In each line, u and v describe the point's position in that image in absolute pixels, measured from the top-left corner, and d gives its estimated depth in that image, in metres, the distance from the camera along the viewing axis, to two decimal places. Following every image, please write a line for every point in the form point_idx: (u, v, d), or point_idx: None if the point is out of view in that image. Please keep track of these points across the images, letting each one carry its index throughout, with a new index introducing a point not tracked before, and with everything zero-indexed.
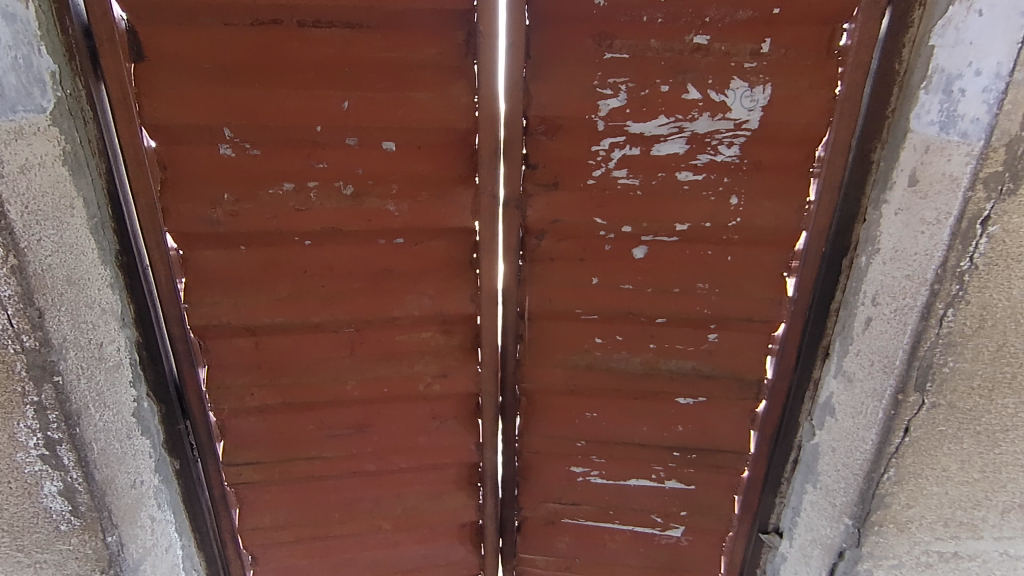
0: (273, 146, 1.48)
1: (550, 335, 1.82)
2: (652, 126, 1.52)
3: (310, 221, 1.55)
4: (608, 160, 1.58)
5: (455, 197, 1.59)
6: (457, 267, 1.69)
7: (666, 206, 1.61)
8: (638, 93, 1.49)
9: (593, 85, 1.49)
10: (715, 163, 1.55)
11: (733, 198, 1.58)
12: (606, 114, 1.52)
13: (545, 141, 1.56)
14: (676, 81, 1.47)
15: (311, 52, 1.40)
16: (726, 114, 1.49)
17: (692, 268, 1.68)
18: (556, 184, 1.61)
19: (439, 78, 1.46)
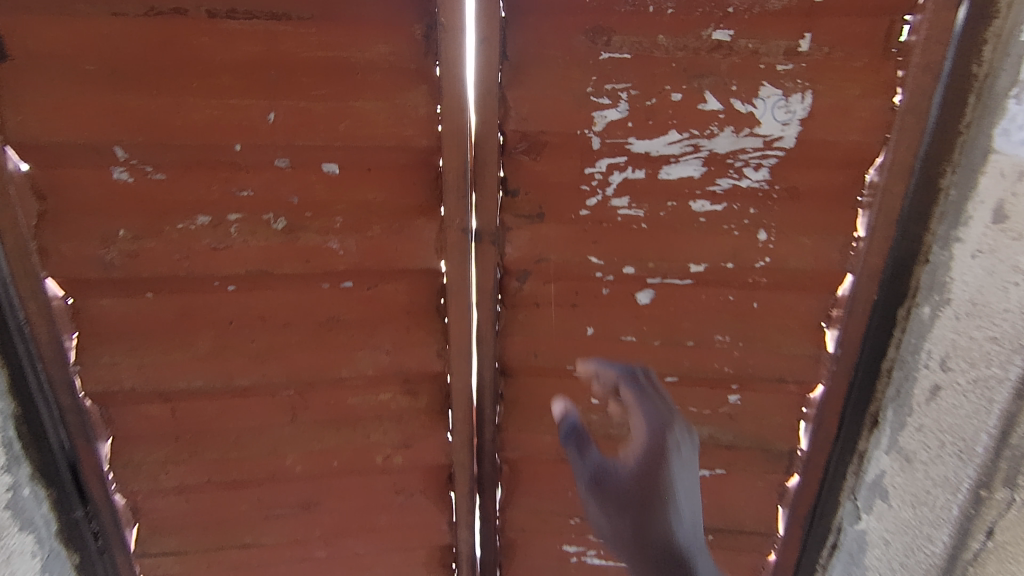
0: (181, 169, 1.16)
1: (537, 394, 1.51)
2: (661, 144, 1.22)
3: (232, 263, 1.23)
4: (605, 185, 1.27)
5: (416, 231, 1.28)
6: (420, 315, 1.38)
7: (678, 243, 1.30)
8: (642, 102, 1.19)
9: (587, 92, 1.19)
10: (740, 189, 1.25)
11: (761, 233, 1.27)
12: (603, 128, 1.21)
13: (527, 162, 1.26)
14: (690, 87, 1.17)
15: (225, 49, 1.09)
16: (753, 129, 1.18)
17: (709, 318, 1.37)
18: (542, 215, 1.31)
19: (392, 84, 1.16)
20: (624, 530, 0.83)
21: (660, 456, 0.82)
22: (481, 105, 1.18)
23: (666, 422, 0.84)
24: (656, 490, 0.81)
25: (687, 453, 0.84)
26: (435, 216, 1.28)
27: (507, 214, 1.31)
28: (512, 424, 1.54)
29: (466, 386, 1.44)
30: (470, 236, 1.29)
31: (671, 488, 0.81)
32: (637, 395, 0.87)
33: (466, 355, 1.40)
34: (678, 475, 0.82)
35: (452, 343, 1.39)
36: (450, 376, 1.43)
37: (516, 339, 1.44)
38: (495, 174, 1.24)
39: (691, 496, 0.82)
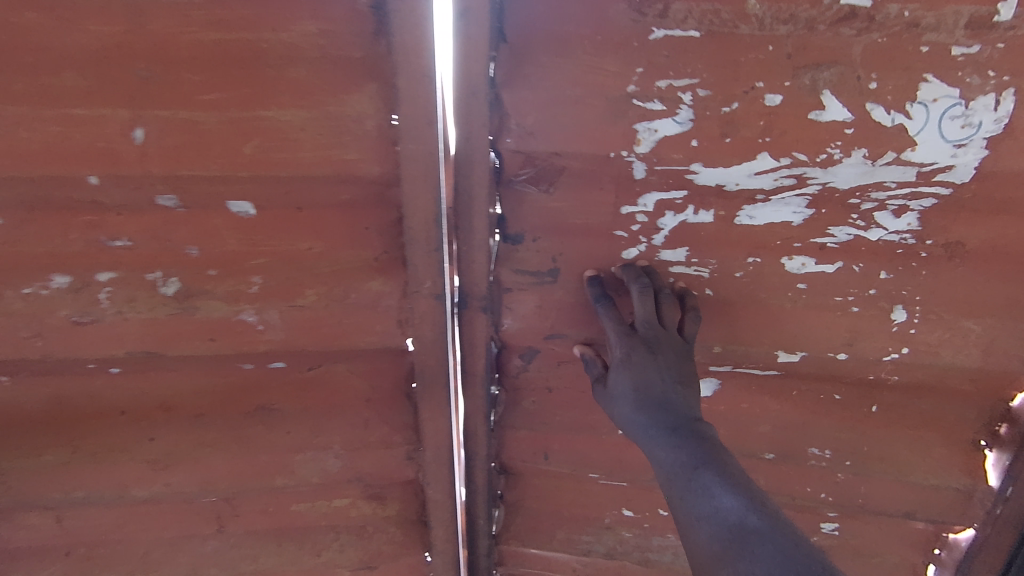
0: (13, 211, 0.78)
1: (549, 499, 1.17)
2: (743, 174, 0.79)
3: (110, 343, 0.86)
4: (651, 231, 0.87)
5: (372, 297, 0.88)
6: (385, 405, 0.99)
7: (758, 317, 0.91)
8: (717, 109, 0.75)
9: (628, 94, 0.75)
10: (864, 242, 0.83)
11: (899, 310, 0.86)
12: (651, 149, 0.79)
13: (535, 197, 0.85)
14: (798, 84, 0.72)
15: (54, 28, 0.69)
16: (902, 153, 0.74)
17: (798, 421, 0.98)
18: (555, 272, 0.91)
19: (320, 82, 0.75)
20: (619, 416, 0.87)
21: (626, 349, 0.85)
22: (463, 112, 0.76)
23: (641, 323, 0.87)
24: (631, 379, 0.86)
25: (663, 353, 0.86)
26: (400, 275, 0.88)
27: (505, 269, 0.91)
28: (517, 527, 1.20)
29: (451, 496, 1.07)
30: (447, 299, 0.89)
31: (643, 368, 0.85)
32: (606, 313, 0.89)
33: (446, 462, 1.02)
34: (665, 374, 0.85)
35: (427, 446, 1.00)
36: (425, 485, 1.06)
37: (518, 433, 1.08)
38: (487, 215, 0.83)
39: (671, 372, 0.85)
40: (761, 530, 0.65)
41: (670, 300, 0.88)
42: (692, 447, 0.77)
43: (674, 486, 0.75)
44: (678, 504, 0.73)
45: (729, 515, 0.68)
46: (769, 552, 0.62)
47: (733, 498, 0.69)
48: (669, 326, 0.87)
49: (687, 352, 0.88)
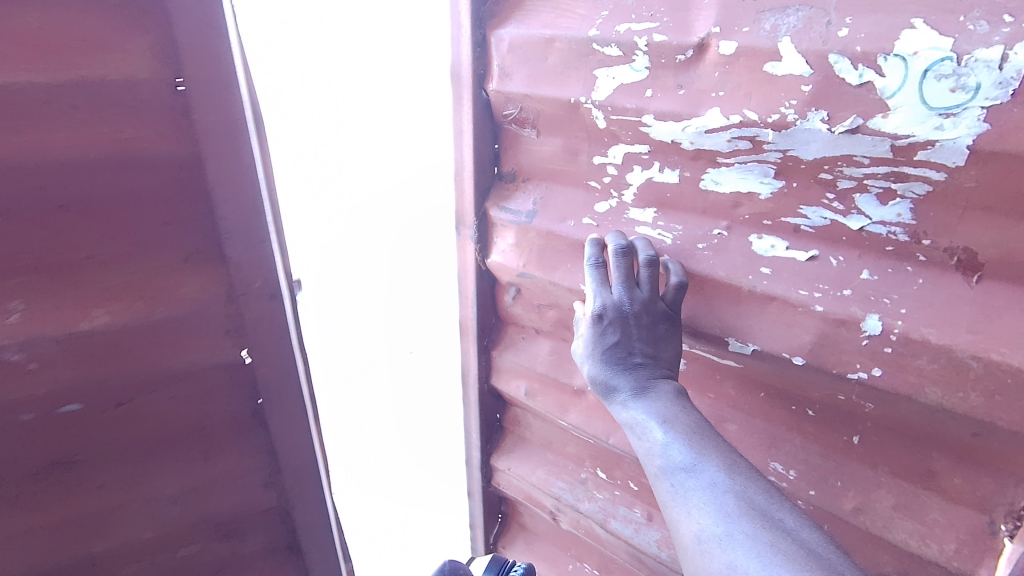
0: None
1: (537, 436, 1.24)
2: (695, 132, 0.72)
3: None
4: (621, 186, 0.84)
5: (191, 308, 0.92)
6: (222, 428, 1.07)
7: (719, 297, 0.79)
8: (672, 57, 0.70)
9: (589, 37, 0.76)
10: (844, 230, 0.67)
11: (874, 318, 0.67)
12: (610, 95, 0.77)
13: (525, 138, 0.92)
14: (757, 29, 0.64)
15: None
16: (874, 121, 0.59)
17: (764, 427, 0.85)
18: (534, 212, 0.94)
19: (91, 50, 0.72)
20: (597, 389, 0.82)
21: (599, 316, 0.79)
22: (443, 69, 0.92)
23: (619, 291, 0.79)
24: (610, 349, 0.79)
25: (644, 318, 0.78)
26: (219, 272, 0.92)
27: (492, 205, 0.99)
28: (500, 464, 1.29)
29: (315, 483, 1.17)
30: (272, 291, 0.96)
31: (621, 339, 0.78)
32: (591, 275, 0.82)
33: (310, 480, 1.17)
34: (644, 343, 0.78)
35: (286, 466, 1.14)
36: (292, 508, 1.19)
37: (506, 359, 1.15)
38: (480, 150, 0.95)
39: (650, 342, 0.79)
40: (734, 494, 0.64)
41: (652, 263, 0.79)
42: (661, 413, 0.74)
43: (648, 454, 0.73)
44: (653, 473, 0.72)
45: (700, 480, 0.66)
46: (742, 514, 0.62)
47: (705, 459, 0.68)
48: (651, 291, 0.80)
49: (671, 318, 0.80)
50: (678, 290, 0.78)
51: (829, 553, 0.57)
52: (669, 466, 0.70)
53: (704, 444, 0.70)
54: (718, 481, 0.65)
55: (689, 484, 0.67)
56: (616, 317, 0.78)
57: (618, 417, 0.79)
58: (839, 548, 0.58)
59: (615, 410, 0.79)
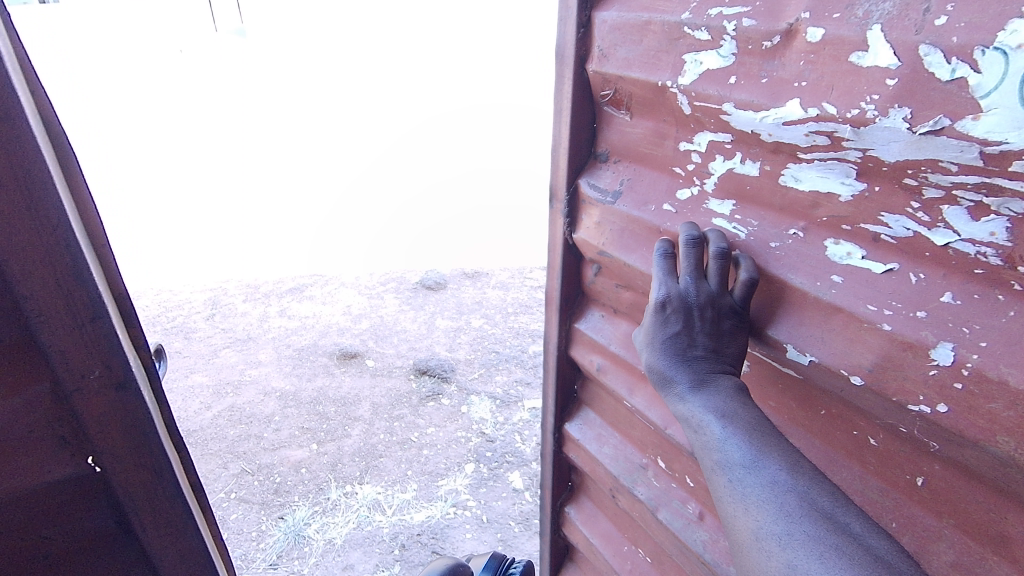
0: None
1: (612, 409, 1.52)
2: (776, 124, 0.90)
3: None
4: (703, 175, 1.07)
5: (25, 401, 1.11)
6: (67, 494, 1.24)
7: (798, 297, 0.94)
8: (759, 44, 0.91)
9: (682, 21, 1.00)
10: (929, 245, 0.78)
11: (947, 348, 0.76)
12: (696, 79, 1.00)
13: (622, 121, 1.22)
14: (848, 15, 0.80)
15: None
16: (966, 123, 0.70)
17: (825, 447, 0.97)
18: (619, 193, 1.24)
19: None
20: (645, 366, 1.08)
21: (665, 301, 1.01)
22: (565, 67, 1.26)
23: (687, 282, 1.01)
24: (672, 332, 1.01)
25: (706, 310, 0.98)
26: (43, 367, 1.12)
27: (584, 183, 1.33)
28: (573, 430, 1.65)
29: (189, 518, 1.36)
30: (98, 314, 1.11)
31: (682, 322, 1.00)
32: (660, 269, 1.05)
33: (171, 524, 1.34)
34: (702, 330, 0.98)
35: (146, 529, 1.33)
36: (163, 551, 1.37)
37: (584, 333, 1.48)
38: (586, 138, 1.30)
39: (709, 331, 0.99)
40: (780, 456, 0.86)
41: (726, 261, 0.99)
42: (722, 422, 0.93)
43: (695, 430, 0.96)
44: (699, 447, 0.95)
45: (748, 447, 0.88)
46: (792, 479, 0.83)
47: (765, 458, 0.86)
48: (717, 288, 1.00)
49: (729, 312, 0.99)
50: (747, 287, 0.97)
51: (896, 560, 0.73)
52: (731, 466, 0.88)
53: (764, 444, 0.88)
54: (777, 479, 0.84)
55: (749, 479, 0.86)
56: (680, 307, 1.00)
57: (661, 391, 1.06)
58: (907, 556, 0.74)
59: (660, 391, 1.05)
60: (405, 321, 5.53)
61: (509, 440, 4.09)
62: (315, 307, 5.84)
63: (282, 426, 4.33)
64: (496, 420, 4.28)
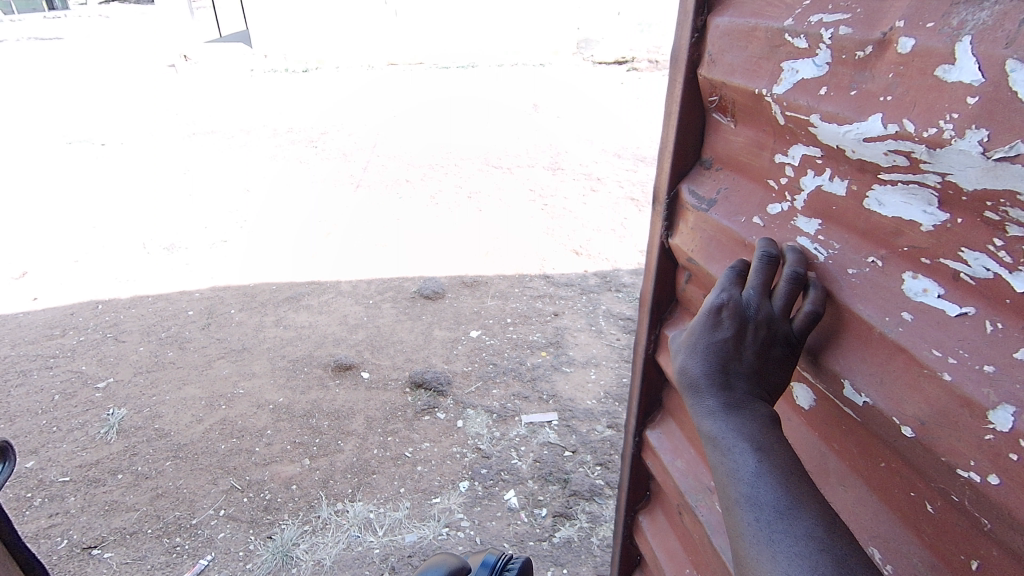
0: None
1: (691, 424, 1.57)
2: (859, 142, 0.95)
3: None
4: (794, 190, 1.14)
5: None
6: None
7: (869, 332, 0.97)
8: (852, 53, 0.95)
9: (783, 26, 1.07)
10: (1009, 293, 0.79)
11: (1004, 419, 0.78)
12: (791, 86, 1.07)
13: (726, 129, 1.32)
14: (942, 26, 0.82)
15: None
16: None
17: (881, 503, 1.03)
18: (712, 203, 1.35)
19: None
20: (674, 360, 1.23)
21: (723, 303, 1.13)
22: (679, 73, 1.37)
23: (751, 296, 1.11)
24: (721, 335, 1.13)
25: (759, 327, 1.08)
26: None
27: (685, 187, 1.44)
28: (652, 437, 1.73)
29: None
30: None
31: (733, 327, 1.12)
32: (727, 277, 1.17)
33: None
34: (751, 345, 1.09)
35: None
36: None
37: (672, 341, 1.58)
38: (692, 141, 1.41)
39: (757, 347, 1.09)
40: (798, 502, 0.97)
41: (802, 288, 1.07)
42: (753, 462, 1.03)
43: (719, 455, 1.08)
44: (719, 473, 1.08)
45: (770, 487, 1.00)
46: (809, 526, 0.94)
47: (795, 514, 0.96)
48: (777, 307, 1.08)
49: (780, 335, 1.08)
50: (807, 320, 1.06)
51: None
52: (756, 505, 1.00)
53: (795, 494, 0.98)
54: (810, 532, 0.93)
55: (773, 523, 0.97)
56: (738, 319, 1.11)
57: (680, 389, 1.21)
58: None
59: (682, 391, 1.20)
60: (402, 332, 5.44)
61: (505, 456, 3.99)
62: (311, 318, 5.76)
63: (275, 440, 4.23)
64: (493, 436, 4.17)
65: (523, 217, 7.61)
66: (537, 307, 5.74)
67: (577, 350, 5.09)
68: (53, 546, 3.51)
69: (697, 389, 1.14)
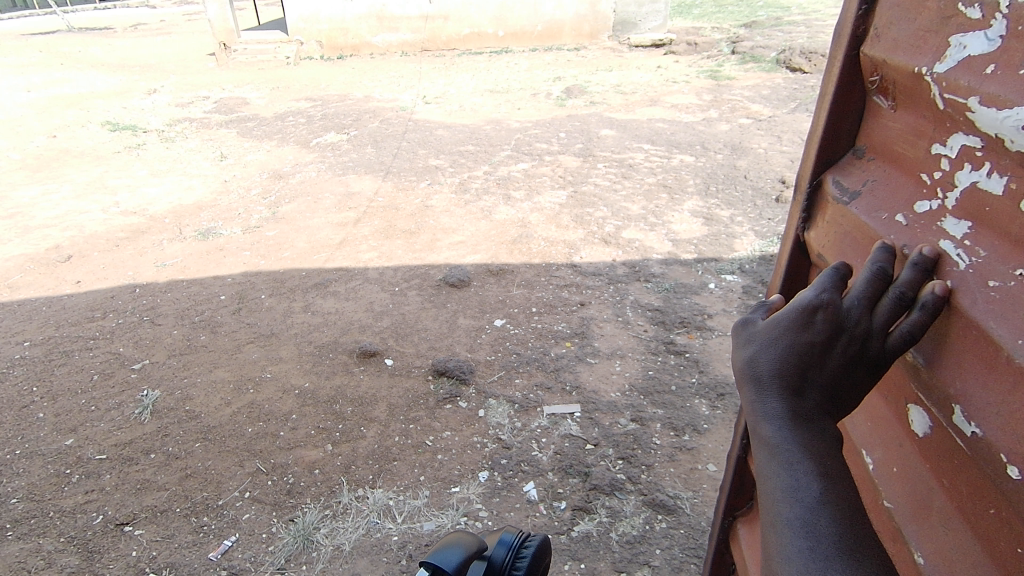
0: None
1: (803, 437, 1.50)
2: (1019, 130, 0.87)
3: None
4: (949, 186, 1.06)
5: None
6: None
7: (999, 358, 0.90)
8: None
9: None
10: None
11: None
12: (960, 62, 1.00)
13: (884, 114, 1.26)
14: None
15: None
16: None
17: (986, 552, 0.97)
18: (856, 195, 1.29)
19: None
20: (738, 348, 1.30)
21: (817, 303, 1.17)
22: (841, 48, 1.32)
23: (853, 306, 1.13)
24: (806, 338, 1.17)
25: (847, 340, 1.13)
26: None
27: (830, 177, 1.39)
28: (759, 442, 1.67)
29: None
30: None
31: (822, 331, 1.15)
32: (826, 278, 1.20)
33: None
34: (837, 356, 1.14)
35: None
36: None
37: None
38: (830, 127, 1.36)
39: (841, 359, 1.14)
40: (848, 542, 1.07)
41: (907, 309, 1.06)
42: (816, 489, 1.12)
43: (777, 467, 1.18)
44: (771, 484, 1.18)
45: (826, 520, 1.09)
46: (850, 565, 1.05)
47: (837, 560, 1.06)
48: (875, 322, 1.10)
49: (867, 353, 1.12)
50: (902, 342, 1.06)
51: None
52: (808, 526, 1.10)
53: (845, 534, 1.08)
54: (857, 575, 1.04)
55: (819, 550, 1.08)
56: (831, 327, 1.14)
57: (739, 379, 1.28)
58: None
59: (742, 383, 1.27)
60: (427, 320, 5.44)
61: (525, 447, 3.96)
62: (337, 304, 5.80)
63: (300, 425, 4.29)
64: (514, 426, 4.14)
65: (551, 205, 7.47)
66: (563, 297, 5.64)
67: (603, 341, 4.98)
68: (89, 521, 3.65)
69: (761, 386, 1.22)
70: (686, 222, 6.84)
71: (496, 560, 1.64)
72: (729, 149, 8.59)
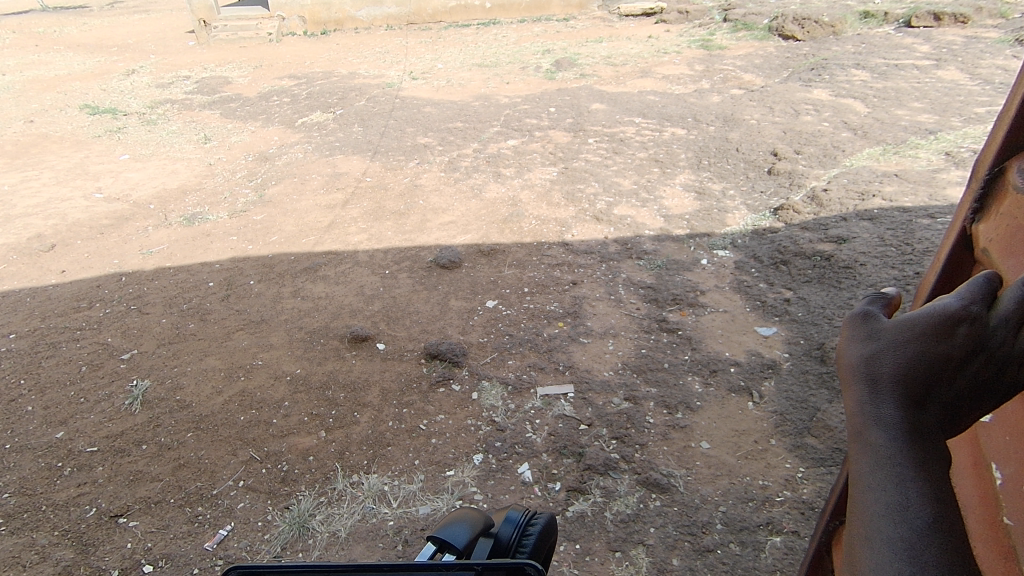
0: None
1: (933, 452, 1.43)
2: None
3: None
4: None
5: None
6: None
7: None
8: None
9: None
10: None
11: None
12: None
13: None
14: None
15: None
16: None
17: None
18: None
19: None
20: (853, 340, 1.17)
21: (959, 313, 1.07)
22: None
23: (1001, 325, 1.03)
24: (938, 349, 1.07)
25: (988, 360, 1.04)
26: None
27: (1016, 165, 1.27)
28: None
29: None
30: None
31: (962, 346, 1.05)
32: (972, 288, 1.10)
33: None
34: (971, 375, 1.06)
35: None
36: None
37: None
38: None
39: (976, 379, 1.06)
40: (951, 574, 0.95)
41: None
42: (929, 516, 0.99)
43: (883, 480, 1.04)
44: (870, 495, 1.04)
45: (933, 547, 0.96)
46: None
47: None
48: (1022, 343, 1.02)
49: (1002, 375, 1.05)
50: None
51: None
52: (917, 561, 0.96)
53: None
54: None
55: None
56: (974, 344, 1.04)
57: (849, 374, 1.16)
58: None
59: (852, 378, 1.15)
60: (417, 303, 5.39)
61: (519, 429, 3.96)
62: (327, 289, 5.74)
63: (292, 412, 4.27)
64: (507, 408, 4.13)
65: (542, 183, 7.37)
66: (554, 277, 5.59)
67: (596, 320, 4.96)
68: (83, 514, 3.64)
69: (878, 389, 1.10)
70: (677, 197, 6.76)
71: (505, 539, 1.59)
72: (720, 122, 8.47)
